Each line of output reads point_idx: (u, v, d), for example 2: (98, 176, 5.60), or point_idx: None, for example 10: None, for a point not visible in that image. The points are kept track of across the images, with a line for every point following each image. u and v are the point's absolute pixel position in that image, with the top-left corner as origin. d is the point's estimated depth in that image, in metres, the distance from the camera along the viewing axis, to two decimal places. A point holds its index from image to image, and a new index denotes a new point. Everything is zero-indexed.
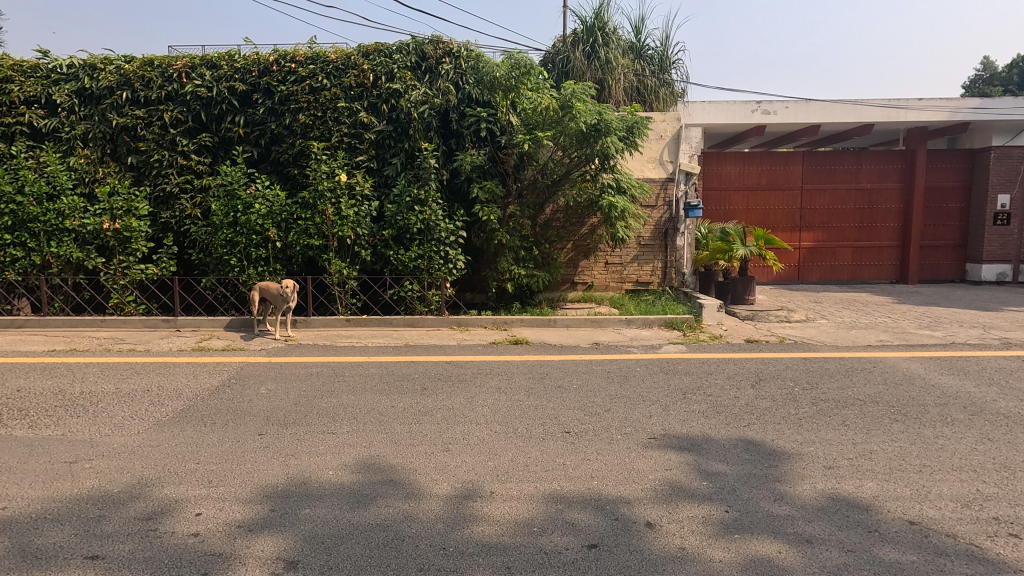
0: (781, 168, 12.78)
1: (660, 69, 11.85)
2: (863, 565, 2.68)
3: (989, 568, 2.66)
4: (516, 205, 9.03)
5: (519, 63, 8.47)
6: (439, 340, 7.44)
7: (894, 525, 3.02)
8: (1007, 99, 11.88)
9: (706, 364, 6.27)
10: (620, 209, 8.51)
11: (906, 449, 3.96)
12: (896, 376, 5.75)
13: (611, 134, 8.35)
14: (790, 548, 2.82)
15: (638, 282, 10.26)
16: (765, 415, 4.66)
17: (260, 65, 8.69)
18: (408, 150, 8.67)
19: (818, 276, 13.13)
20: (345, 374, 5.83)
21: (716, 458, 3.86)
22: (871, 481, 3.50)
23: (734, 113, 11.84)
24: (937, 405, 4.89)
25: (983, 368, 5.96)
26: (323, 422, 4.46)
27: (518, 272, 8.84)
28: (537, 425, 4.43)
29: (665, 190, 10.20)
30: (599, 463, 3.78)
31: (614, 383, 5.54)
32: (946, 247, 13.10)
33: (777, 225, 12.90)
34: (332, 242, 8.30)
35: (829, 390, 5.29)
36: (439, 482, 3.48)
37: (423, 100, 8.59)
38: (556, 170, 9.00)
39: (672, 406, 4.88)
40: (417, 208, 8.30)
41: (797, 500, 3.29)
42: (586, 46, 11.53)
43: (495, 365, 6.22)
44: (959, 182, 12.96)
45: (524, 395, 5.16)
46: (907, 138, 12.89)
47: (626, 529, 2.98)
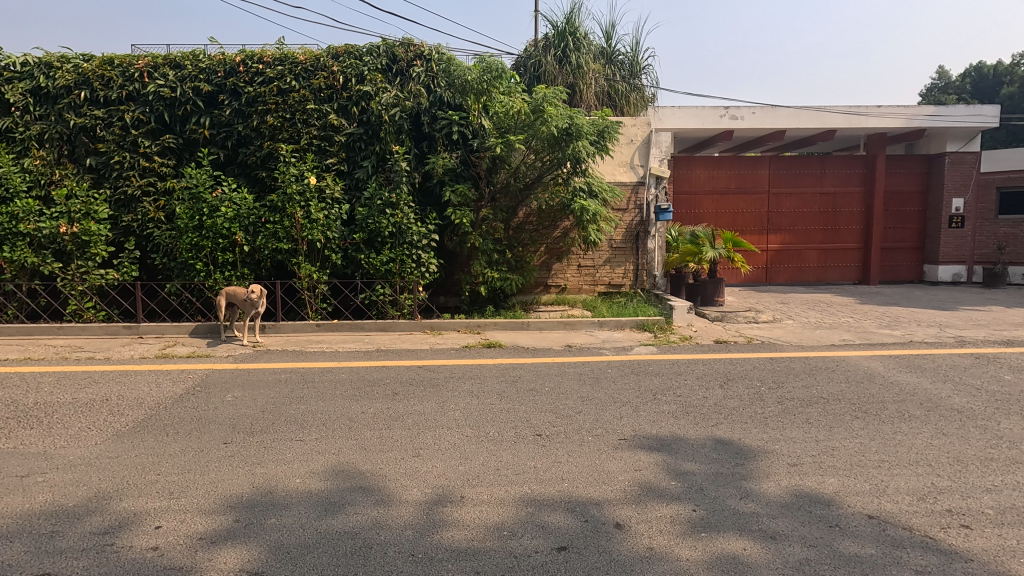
0: (748, 172, 13.08)
1: (631, 74, 12.00)
2: (825, 560, 2.74)
3: (942, 558, 2.76)
4: (489, 208, 9.00)
5: (491, 66, 8.40)
6: (412, 345, 7.38)
7: (855, 519, 3.11)
8: (961, 107, 12.38)
9: (676, 365, 6.38)
10: (592, 213, 8.56)
11: (866, 445, 4.09)
12: (858, 374, 5.93)
13: (582, 138, 8.39)
14: (755, 545, 2.88)
15: (610, 285, 10.37)
16: (732, 414, 4.75)
17: (226, 65, 8.51)
18: (379, 152, 8.60)
19: (785, 278, 13.47)
20: (315, 380, 5.74)
21: (685, 458, 3.91)
22: (833, 477, 3.60)
23: (703, 118, 12.08)
24: (895, 401, 5.06)
25: (939, 366, 6.19)
26: (291, 429, 4.38)
27: (492, 275, 8.83)
28: (509, 429, 4.43)
29: (636, 194, 10.35)
30: (569, 465, 3.79)
31: (585, 385, 5.58)
32: (906, 249, 13.58)
33: (745, 228, 13.19)
34: (301, 245, 8.18)
35: (794, 389, 5.43)
36: (409, 489, 3.44)
37: (393, 102, 8.54)
38: (528, 173, 9.01)
39: (643, 407, 4.93)
40: (388, 211, 8.22)
41: (762, 497, 3.36)
42: (558, 51, 11.61)
43: (469, 368, 6.21)
44: (917, 186, 13.45)
45: (496, 398, 5.16)
46: (868, 144, 13.31)
47: (596, 531, 3.00)
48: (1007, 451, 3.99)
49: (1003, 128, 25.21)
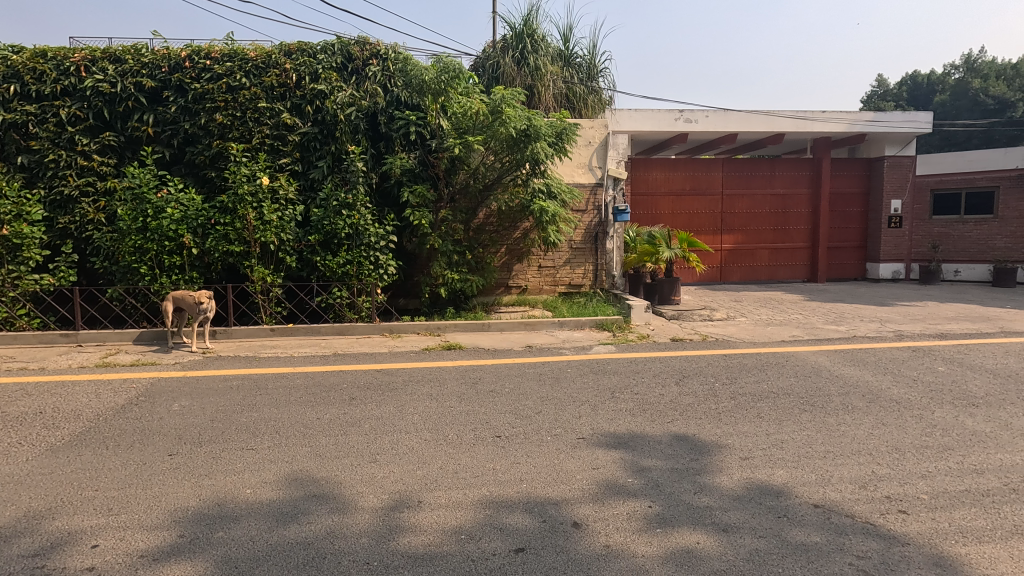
0: (702, 174, 13.45)
1: (589, 77, 12.14)
2: (774, 550, 2.83)
3: (882, 543, 2.89)
4: (448, 209, 8.94)
5: (448, 67, 8.38)
6: (370, 348, 7.25)
7: (802, 509, 3.23)
8: (899, 113, 13.06)
9: (634, 363, 6.48)
10: (552, 214, 8.58)
11: (813, 437, 4.25)
12: (806, 369, 6.16)
13: (541, 139, 8.39)
14: (709, 537, 2.94)
15: (570, 285, 10.46)
16: (687, 410, 4.86)
17: (171, 61, 8.18)
18: (335, 152, 8.43)
19: (738, 277, 13.91)
20: (268, 387, 5.56)
21: (642, 454, 3.98)
22: (782, 469, 3.72)
23: (658, 121, 12.35)
24: (840, 394, 5.29)
25: (880, 359, 6.51)
26: (242, 438, 4.23)
27: (452, 277, 8.78)
28: (468, 431, 4.40)
29: (594, 195, 10.47)
30: (528, 465, 3.80)
31: (545, 385, 5.61)
32: (850, 248, 14.22)
33: (700, 228, 13.55)
34: (254, 248, 7.93)
35: (746, 384, 5.60)
36: (366, 495, 3.38)
37: (349, 101, 8.39)
38: (487, 174, 8.97)
39: (601, 406, 4.99)
40: (345, 212, 8.05)
41: (716, 491, 3.44)
42: (516, 52, 11.68)
43: (428, 371, 6.15)
44: (859, 188, 14.10)
45: (456, 401, 5.12)
46: (814, 148, 13.88)
47: (554, 530, 3.01)
48: (941, 438, 4.22)
49: (937, 133, 26.76)
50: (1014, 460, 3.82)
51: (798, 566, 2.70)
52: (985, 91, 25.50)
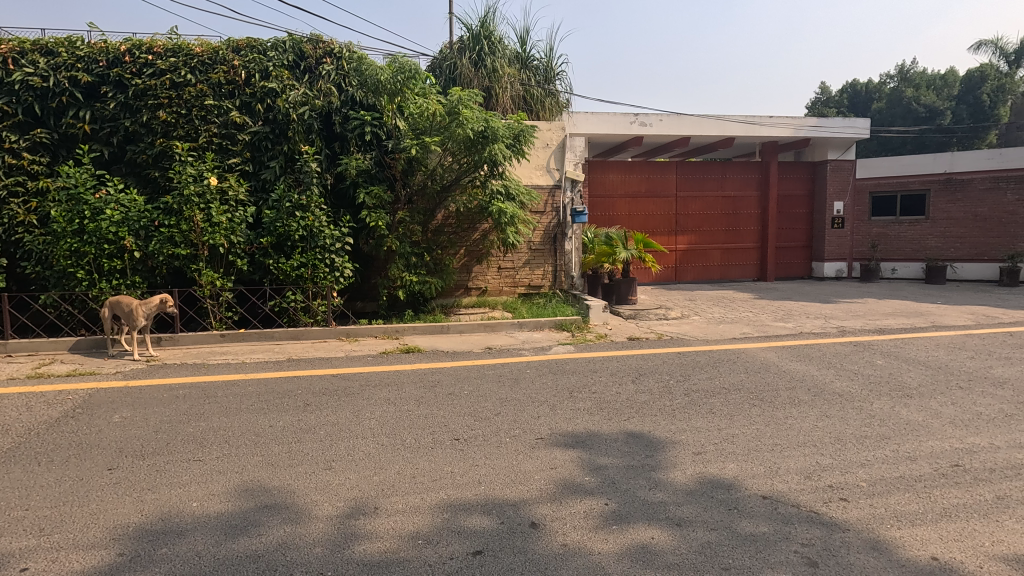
0: (658, 176, 13.76)
1: (546, 80, 12.23)
2: (725, 541, 2.92)
3: (825, 530, 3.02)
4: (405, 211, 8.85)
5: (404, 67, 8.29)
6: (326, 352, 7.09)
7: (751, 501, 3.34)
8: (840, 119, 13.71)
9: (592, 362, 6.57)
10: (510, 215, 8.58)
11: (761, 431, 4.41)
12: (755, 364, 6.39)
13: (498, 141, 8.37)
14: (663, 532, 3.01)
15: (530, 286, 10.52)
16: (643, 408, 4.96)
17: (109, 55, 7.80)
18: (287, 152, 8.21)
19: (692, 276, 14.32)
20: (217, 395, 5.35)
21: (599, 453, 4.04)
22: (732, 463, 3.85)
23: (615, 125, 12.58)
24: (787, 388, 5.51)
25: (824, 354, 6.82)
26: (188, 449, 4.06)
27: (410, 279, 8.69)
28: (426, 435, 4.36)
29: (553, 197, 10.56)
30: (486, 467, 3.80)
31: (504, 386, 5.61)
32: (797, 248, 14.83)
33: (655, 229, 13.87)
34: (202, 251, 7.64)
35: (699, 381, 5.76)
36: (321, 504, 3.30)
37: (301, 101, 8.18)
38: (445, 176, 8.92)
39: (559, 406, 5.03)
40: (298, 214, 7.85)
41: (670, 486, 3.53)
42: (473, 54, 11.70)
43: (386, 375, 6.06)
44: (804, 191, 14.72)
45: (414, 404, 5.06)
46: (762, 151, 14.40)
47: (512, 531, 3.02)
48: (879, 428, 4.45)
49: (875, 139, 28.23)
50: (944, 446, 4.07)
51: (748, 556, 2.79)
52: (918, 100, 27.16)
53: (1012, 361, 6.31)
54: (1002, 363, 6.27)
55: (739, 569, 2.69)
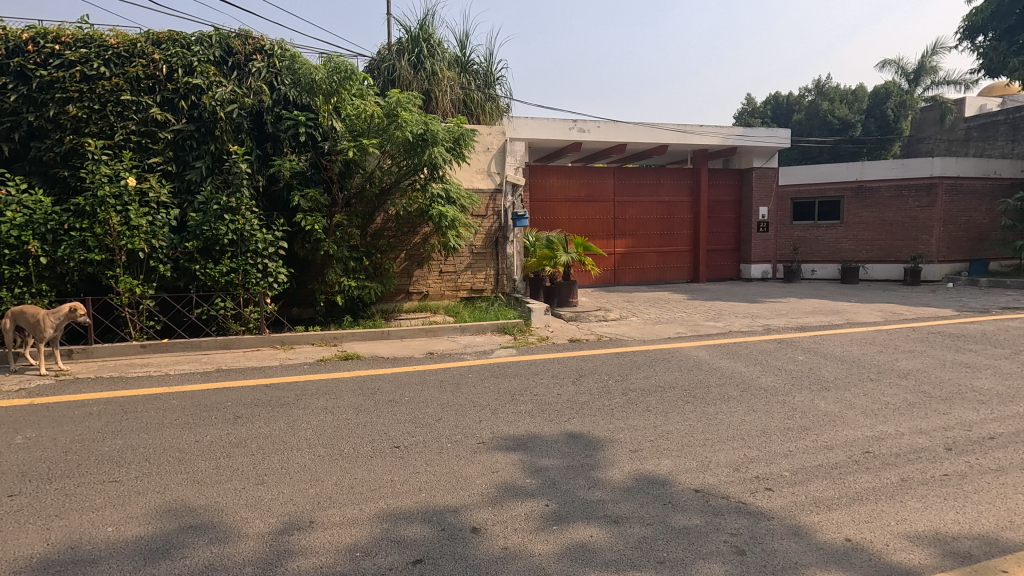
0: (596, 181, 14.10)
1: (486, 84, 12.27)
2: (659, 535, 3.02)
3: (751, 519, 3.19)
4: (343, 214, 8.61)
5: (340, 67, 8.08)
6: (258, 362, 6.78)
7: (684, 495, 3.47)
8: (764, 129, 14.54)
9: (534, 365, 6.63)
10: (451, 219, 8.52)
11: (694, 427, 4.60)
12: (689, 363, 6.67)
13: (438, 144, 8.28)
14: (601, 530, 3.08)
15: (471, 290, 10.48)
16: (583, 409, 5.05)
17: (9, 43, 7.18)
18: (215, 152, 7.81)
19: (630, 278, 14.74)
20: (136, 410, 5.00)
21: (540, 454, 4.08)
22: (667, 459, 3.98)
23: (554, 130, 12.80)
24: (717, 385, 5.79)
25: (751, 351, 7.21)
26: (103, 470, 3.78)
27: (348, 284, 8.48)
28: (365, 443, 4.26)
29: (494, 201, 10.59)
30: (427, 474, 3.75)
31: (446, 392, 5.57)
32: (726, 251, 15.60)
33: (595, 233, 14.20)
34: (119, 256, 7.15)
35: (636, 380, 5.95)
36: (252, 521, 3.15)
37: (230, 98, 7.80)
38: (384, 179, 8.73)
39: (501, 409, 5.05)
40: (227, 217, 7.49)
41: (608, 484, 3.61)
42: (412, 56, 11.59)
43: (324, 383, 5.87)
44: (732, 196, 15.50)
45: (352, 413, 4.94)
46: (694, 159, 15.03)
47: (452, 538, 3.00)
48: (800, 420, 4.75)
49: (795, 148, 30.15)
50: (857, 435, 4.38)
51: (681, 549, 2.90)
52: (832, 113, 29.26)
53: (914, 354, 6.90)
54: (906, 356, 6.84)
55: (673, 562, 2.79)
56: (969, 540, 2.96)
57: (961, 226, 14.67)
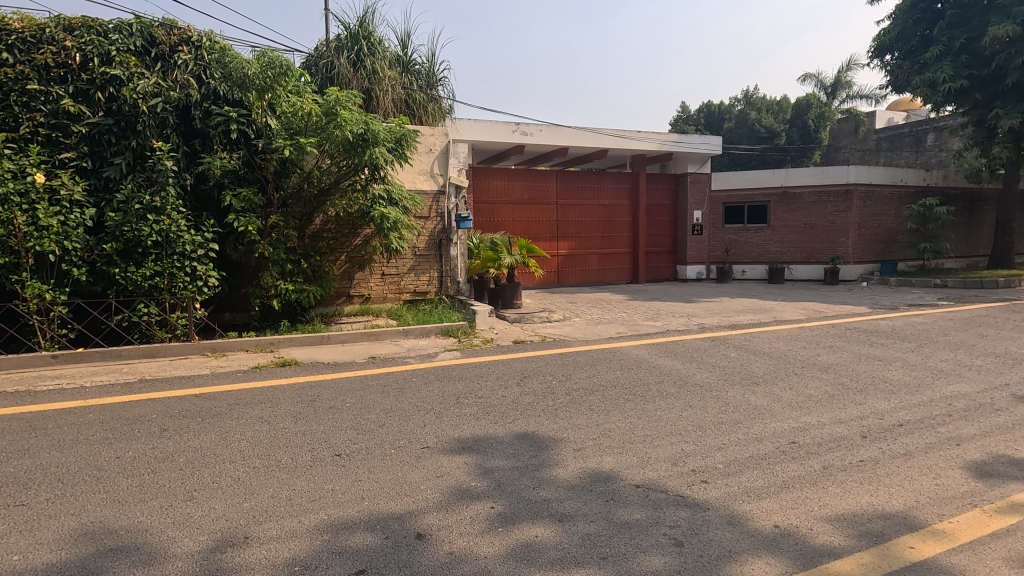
0: (539, 184, 14.27)
1: (428, 85, 12.15)
2: (603, 532, 3.08)
3: (689, 511, 3.32)
4: (279, 215, 8.29)
5: (275, 62, 7.69)
6: (187, 370, 6.42)
7: (626, 491, 3.56)
8: (697, 136, 15.17)
9: (478, 367, 6.62)
10: (393, 220, 8.35)
11: (635, 424, 4.73)
12: (629, 362, 6.86)
13: (379, 144, 8.10)
14: (547, 529, 3.11)
15: (415, 292, 10.33)
16: (528, 409, 5.09)
17: None
18: (136, 148, 7.32)
19: (572, 280, 15.00)
20: (47, 426, 4.61)
21: (486, 456, 4.07)
22: (609, 456, 4.08)
23: (497, 132, 12.85)
24: (656, 382, 5.99)
25: (687, 349, 7.51)
26: (8, 493, 3.46)
27: (285, 287, 8.15)
28: (304, 453, 4.11)
29: (437, 203, 10.50)
30: (370, 482, 3.66)
31: (389, 396, 5.47)
32: (664, 252, 16.16)
33: (538, 235, 14.36)
34: (25, 259, 6.57)
35: (579, 380, 6.06)
36: (182, 539, 2.97)
37: (152, 91, 7.34)
38: (322, 179, 8.48)
39: (445, 413, 5.00)
40: (151, 217, 7.05)
41: (553, 483, 3.65)
42: (351, 54, 11.34)
43: (259, 392, 5.61)
44: (669, 200, 16.09)
45: (291, 421, 4.75)
46: (633, 163, 15.48)
47: (397, 545, 2.94)
48: (733, 414, 4.98)
49: (726, 155, 31.68)
50: (784, 427, 4.65)
51: (623, 543, 2.97)
52: (759, 122, 30.99)
53: (834, 349, 7.40)
54: (826, 351, 7.33)
55: (615, 557, 2.85)
56: (882, 520, 3.20)
57: (873, 230, 15.86)
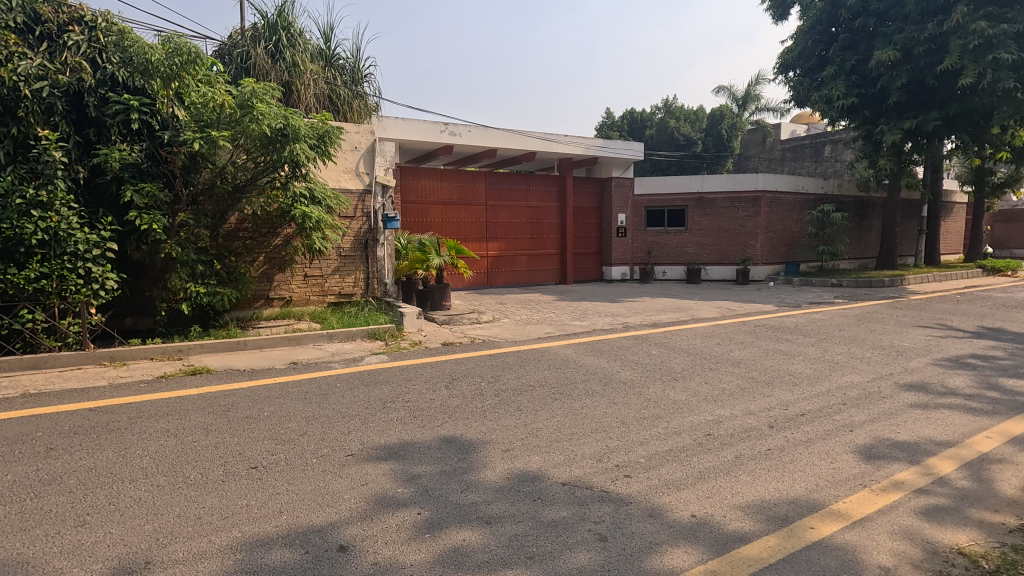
0: (468, 185, 14.22)
1: (353, 81, 11.79)
2: (530, 532, 3.10)
3: (613, 505, 3.41)
4: (188, 212, 7.75)
5: (181, 48, 7.15)
6: (81, 382, 5.85)
7: (553, 490, 3.61)
8: (621, 142, 15.70)
9: (406, 370, 6.50)
10: (315, 220, 8.01)
11: (562, 422, 4.82)
12: (557, 361, 6.98)
13: (300, 140, 7.75)
14: (474, 532, 3.09)
15: (339, 295, 9.99)
16: (456, 412, 5.05)
17: None
18: (18, 136, 6.60)
19: (502, 281, 15.08)
20: None
21: (412, 462, 3.99)
22: (537, 455, 4.13)
23: (425, 132, 12.68)
24: (583, 381, 6.13)
25: (612, 347, 7.75)
26: None
27: (195, 290, 7.61)
28: (216, 467, 3.86)
29: (362, 202, 10.20)
30: (289, 494, 3.49)
31: (311, 403, 5.25)
32: (590, 254, 16.61)
33: (467, 236, 14.32)
34: None
35: (508, 380, 6.10)
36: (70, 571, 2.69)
37: (37, 74, 6.64)
38: (237, 175, 8.02)
39: (371, 418, 4.86)
40: (35, 213, 6.36)
41: (481, 486, 3.64)
42: (269, 44, 10.80)
43: (165, 403, 5.20)
44: (594, 203, 16.55)
45: (201, 434, 4.44)
46: (560, 167, 15.78)
47: (318, 559, 2.82)
48: (654, 409, 5.19)
49: (648, 160, 33.07)
50: (700, 420, 4.90)
51: (550, 542, 3.01)
52: (678, 130, 32.59)
53: (745, 345, 7.90)
54: (738, 347, 7.82)
55: (542, 556, 2.88)
56: (786, 504, 3.45)
57: (779, 233, 17.09)
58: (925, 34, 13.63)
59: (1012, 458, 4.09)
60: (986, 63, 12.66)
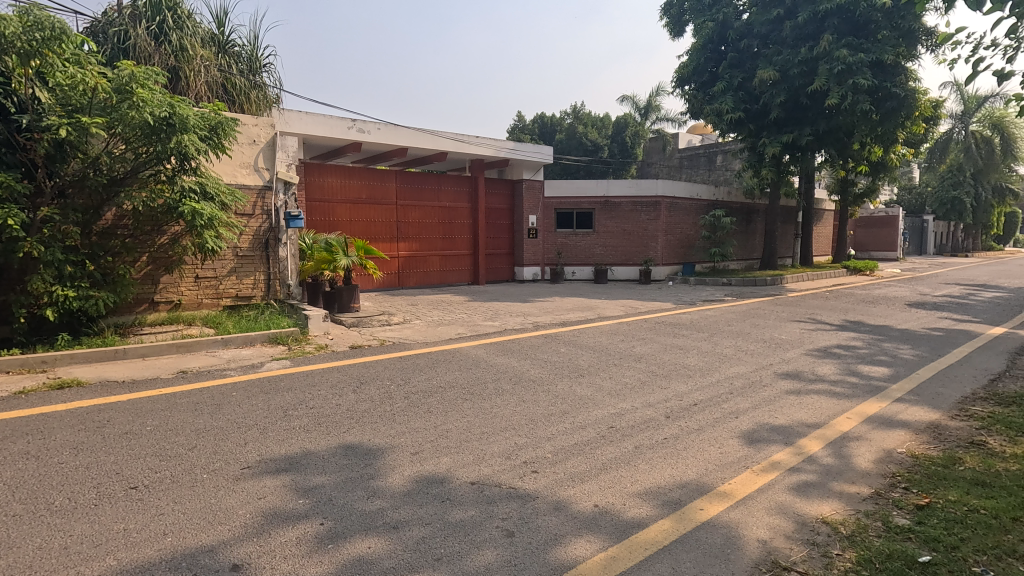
0: (377, 184, 13.86)
1: (250, 70, 11.09)
2: (437, 533, 3.09)
3: (519, 501, 3.48)
4: (53, 207, 6.89)
5: (43, 22, 6.36)
6: None
7: (461, 490, 3.62)
8: (531, 145, 16.00)
9: (311, 376, 6.22)
10: (207, 217, 7.44)
11: (472, 422, 4.84)
12: (468, 362, 6.99)
13: (189, 131, 7.16)
14: (379, 539, 3.03)
15: (236, 297, 9.36)
16: (363, 417, 4.91)
17: None
18: None
19: (413, 282, 14.84)
20: None
21: (313, 472, 3.83)
22: (446, 456, 4.12)
23: (331, 128, 12.20)
24: (493, 380, 6.19)
25: (522, 346, 7.88)
26: None
27: (63, 294, 6.79)
28: (87, 490, 3.47)
29: (262, 199, 9.62)
30: (175, 514, 3.22)
31: (202, 414, 4.87)
32: (502, 255, 16.79)
33: (377, 236, 13.95)
34: None
35: (417, 382, 6.01)
36: None
37: None
38: (115, 167, 7.26)
39: (270, 428, 4.60)
40: None
41: (387, 492, 3.57)
42: (152, 24, 9.88)
43: (24, 422, 4.59)
44: (505, 205, 16.76)
45: (69, 454, 3.98)
46: (472, 168, 15.81)
47: None
48: (561, 405, 5.35)
49: (558, 164, 33.99)
50: (604, 414, 5.11)
51: (457, 542, 3.02)
52: (585, 136, 33.79)
53: (646, 341, 8.35)
54: (640, 343, 8.24)
55: (449, 556, 2.88)
56: (679, 489, 3.69)
57: (677, 236, 18.25)
58: (798, 57, 15.22)
59: (866, 436, 4.66)
60: (848, 86, 14.42)
